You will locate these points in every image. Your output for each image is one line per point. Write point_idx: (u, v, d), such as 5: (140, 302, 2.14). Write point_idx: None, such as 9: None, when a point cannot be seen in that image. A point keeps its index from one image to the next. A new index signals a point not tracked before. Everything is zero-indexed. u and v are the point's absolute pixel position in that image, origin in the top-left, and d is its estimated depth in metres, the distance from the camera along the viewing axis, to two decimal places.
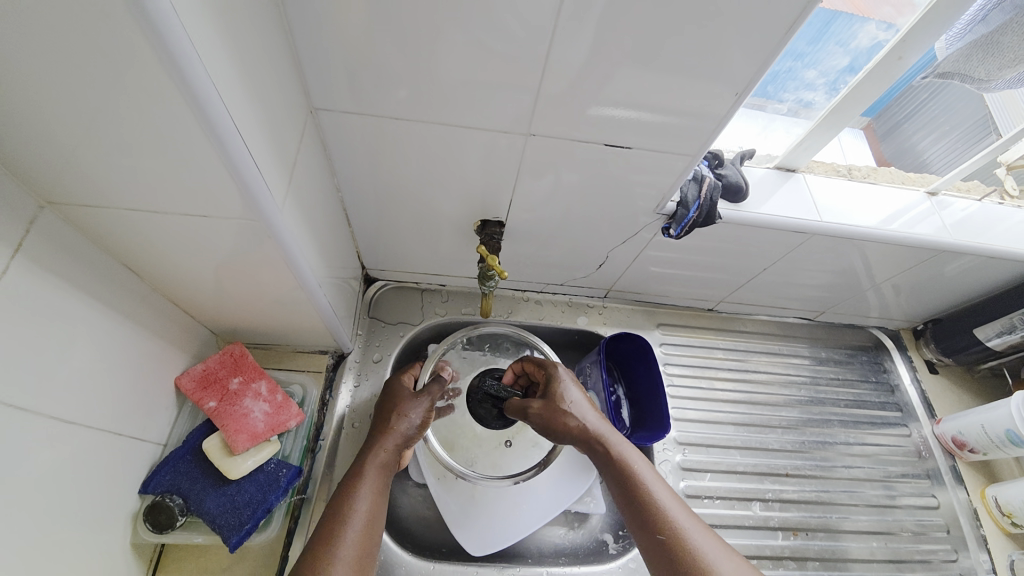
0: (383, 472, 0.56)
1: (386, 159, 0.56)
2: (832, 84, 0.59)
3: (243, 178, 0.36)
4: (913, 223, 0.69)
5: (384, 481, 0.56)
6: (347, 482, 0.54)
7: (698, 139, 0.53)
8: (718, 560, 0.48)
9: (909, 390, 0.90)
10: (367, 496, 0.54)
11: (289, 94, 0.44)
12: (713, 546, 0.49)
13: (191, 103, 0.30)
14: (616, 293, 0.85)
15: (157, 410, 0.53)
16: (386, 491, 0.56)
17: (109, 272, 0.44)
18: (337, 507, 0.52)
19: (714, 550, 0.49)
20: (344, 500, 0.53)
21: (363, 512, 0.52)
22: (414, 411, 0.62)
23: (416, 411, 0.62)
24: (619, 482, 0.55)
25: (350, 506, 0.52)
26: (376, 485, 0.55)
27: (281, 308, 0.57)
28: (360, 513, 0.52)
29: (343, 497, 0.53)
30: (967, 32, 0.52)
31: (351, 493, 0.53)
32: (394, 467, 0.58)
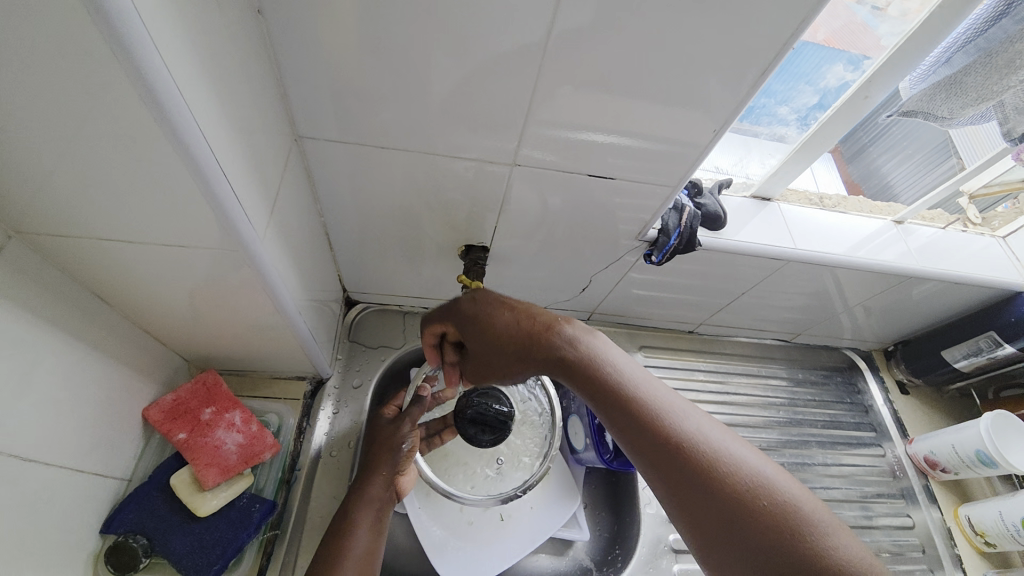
0: (378, 510, 0.56)
1: (371, 185, 0.55)
2: (802, 120, 0.62)
3: (222, 207, 0.35)
4: (879, 250, 0.72)
5: (379, 519, 0.55)
6: (340, 523, 0.54)
7: (679, 170, 0.54)
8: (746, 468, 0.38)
9: (882, 410, 0.92)
10: (364, 532, 0.54)
11: (273, 122, 0.44)
12: (746, 455, 0.39)
13: (172, 134, 0.29)
14: (599, 316, 0.85)
15: (122, 443, 0.50)
16: (382, 529, 0.55)
17: (76, 301, 0.42)
18: (332, 549, 0.52)
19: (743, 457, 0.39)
20: (338, 543, 0.52)
21: (358, 552, 0.52)
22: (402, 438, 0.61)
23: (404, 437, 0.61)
24: (610, 403, 0.43)
25: (345, 548, 0.52)
26: (372, 524, 0.54)
27: (258, 335, 0.55)
28: (355, 553, 0.52)
29: (338, 538, 0.53)
30: (931, 74, 0.56)
31: (346, 534, 0.53)
32: (390, 503, 0.58)
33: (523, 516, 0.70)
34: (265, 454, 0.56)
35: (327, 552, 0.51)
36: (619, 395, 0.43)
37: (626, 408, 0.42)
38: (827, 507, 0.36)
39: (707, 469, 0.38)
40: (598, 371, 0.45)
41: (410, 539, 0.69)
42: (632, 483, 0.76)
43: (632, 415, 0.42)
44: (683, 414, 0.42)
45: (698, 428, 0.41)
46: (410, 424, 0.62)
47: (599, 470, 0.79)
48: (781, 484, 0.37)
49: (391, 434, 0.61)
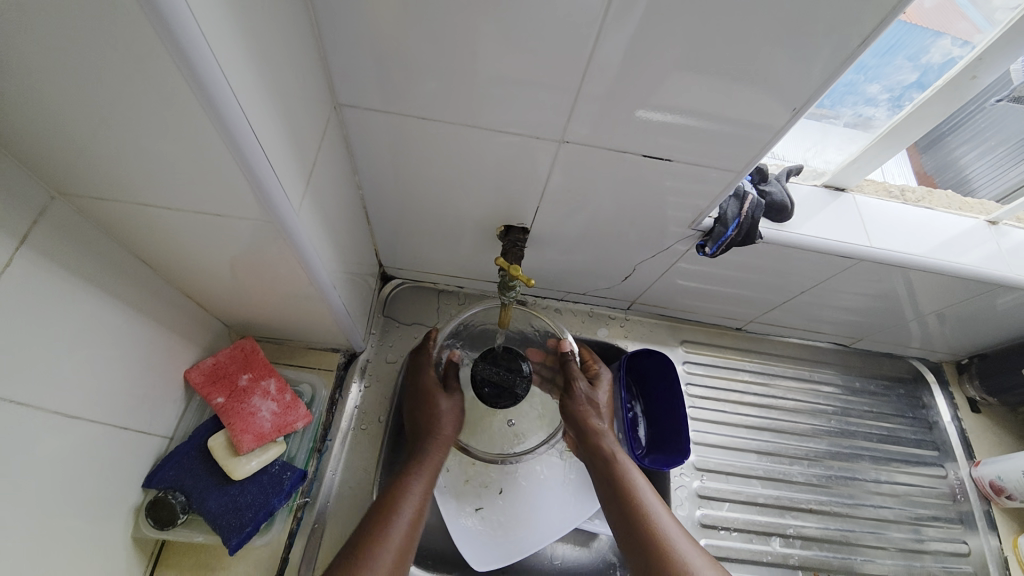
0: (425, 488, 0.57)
1: (409, 158, 0.53)
2: (895, 100, 0.55)
3: (256, 177, 0.34)
4: (967, 253, 0.64)
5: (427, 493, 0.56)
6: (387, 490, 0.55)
7: (745, 154, 0.49)
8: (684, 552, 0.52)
9: (947, 427, 0.84)
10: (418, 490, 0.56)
11: (312, 89, 0.42)
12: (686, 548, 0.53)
13: (202, 98, 0.28)
14: (640, 306, 0.81)
15: (164, 402, 0.52)
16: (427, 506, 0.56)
17: (118, 264, 0.43)
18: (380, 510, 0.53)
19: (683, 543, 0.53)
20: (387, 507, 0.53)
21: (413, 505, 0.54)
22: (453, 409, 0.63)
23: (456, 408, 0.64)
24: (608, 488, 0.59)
25: (391, 511, 0.53)
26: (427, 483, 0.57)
27: (295, 305, 0.55)
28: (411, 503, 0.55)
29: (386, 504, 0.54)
30: None
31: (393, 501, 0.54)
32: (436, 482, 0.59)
33: (547, 500, 0.69)
34: (297, 424, 0.57)
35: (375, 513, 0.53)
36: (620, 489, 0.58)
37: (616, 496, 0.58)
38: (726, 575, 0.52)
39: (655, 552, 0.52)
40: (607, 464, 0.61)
41: (434, 517, 0.69)
42: (663, 481, 0.73)
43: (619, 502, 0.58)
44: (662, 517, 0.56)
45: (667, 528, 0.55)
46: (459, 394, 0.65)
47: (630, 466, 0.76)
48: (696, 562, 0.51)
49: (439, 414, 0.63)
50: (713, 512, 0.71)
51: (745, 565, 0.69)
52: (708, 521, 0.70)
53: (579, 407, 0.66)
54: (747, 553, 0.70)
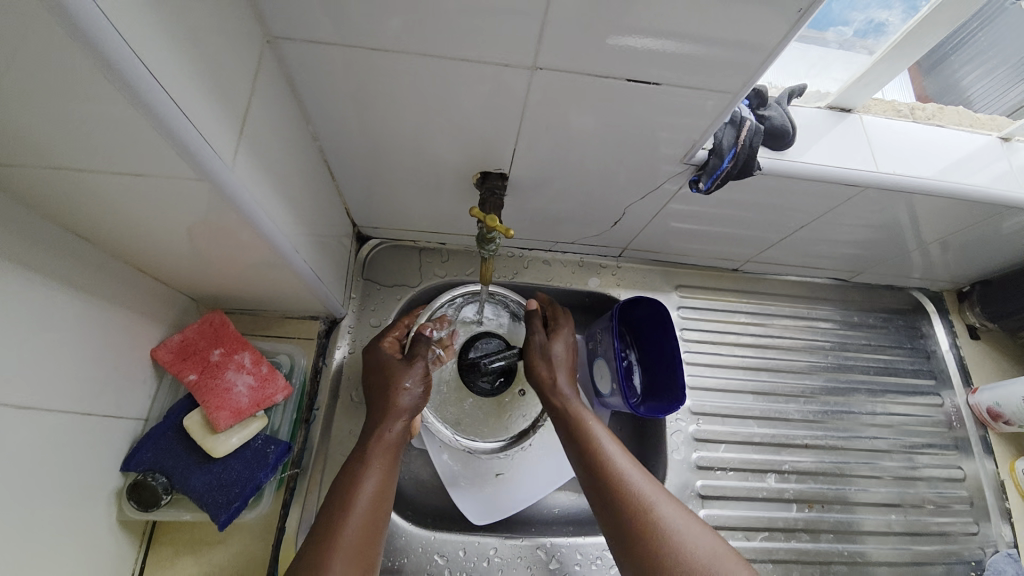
0: (394, 454, 0.54)
1: (366, 100, 0.47)
2: (911, 2, 0.49)
3: (170, 130, 0.29)
4: (978, 174, 0.60)
5: (394, 462, 0.53)
6: (351, 465, 0.52)
7: (743, 74, 0.43)
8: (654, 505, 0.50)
9: (945, 356, 0.84)
10: (375, 474, 0.51)
11: (233, 20, 0.35)
12: (656, 499, 0.50)
13: (70, 29, 0.22)
14: (632, 252, 0.78)
15: (132, 384, 0.50)
16: (396, 470, 0.53)
17: (50, 240, 0.39)
18: (344, 490, 0.50)
19: (653, 496, 0.51)
20: (348, 486, 0.50)
21: (370, 493, 0.49)
22: (413, 382, 0.57)
23: (415, 381, 0.57)
24: (574, 445, 0.56)
25: (356, 487, 0.50)
26: (382, 469, 0.52)
27: (258, 275, 0.52)
28: (367, 493, 0.50)
29: (348, 482, 0.50)
30: None
31: (358, 474, 0.51)
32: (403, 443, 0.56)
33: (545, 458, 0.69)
34: (277, 396, 0.55)
35: (337, 496, 0.49)
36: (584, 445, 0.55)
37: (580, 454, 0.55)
38: (700, 524, 0.49)
39: (622, 507, 0.50)
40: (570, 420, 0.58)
41: (431, 476, 0.69)
42: (659, 428, 0.73)
43: (580, 459, 0.55)
44: (629, 471, 0.53)
45: (634, 481, 0.52)
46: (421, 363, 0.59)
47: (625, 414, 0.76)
48: (665, 514, 0.49)
49: (407, 371, 0.58)
50: (710, 454, 0.71)
51: (742, 502, 0.70)
52: (705, 463, 0.71)
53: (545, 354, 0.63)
54: (744, 491, 0.71)
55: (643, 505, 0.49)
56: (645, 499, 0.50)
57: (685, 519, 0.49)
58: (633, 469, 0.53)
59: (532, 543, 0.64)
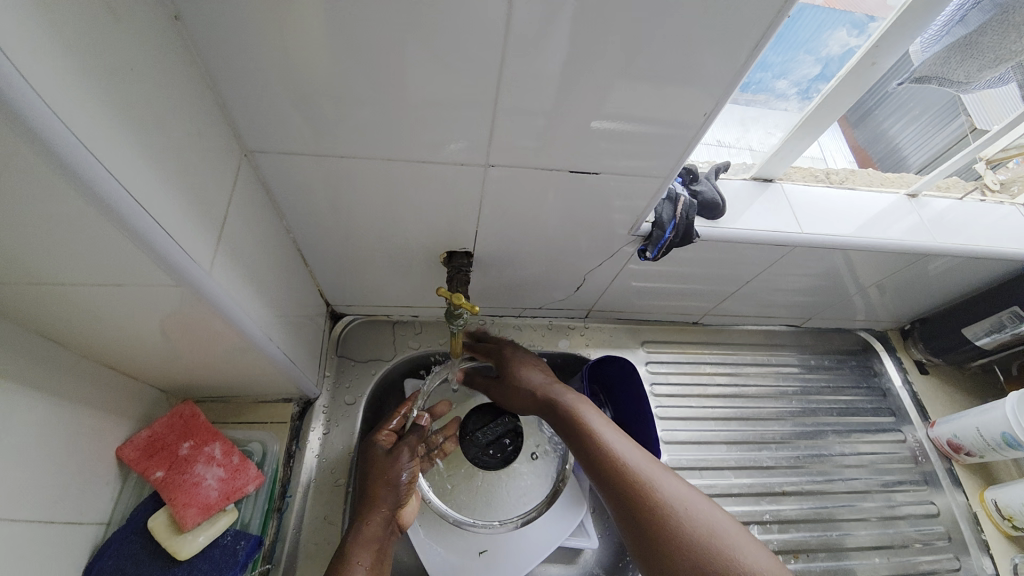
0: (377, 549, 0.53)
1: (337, 194, 0.52)
2: (804, 93, 0.57)
3: (152, 244, 0.32)
4: (892, 226, 0.67)
5: (377, 559, 0.53)
6: (339, 559, 0.51)
7: (670, 156, 0.50)
8: (666, 488, 0.50)
9: (901, 392, 0.88)
10: (357, 574, 0.50)
11: (213, 139, 0.40)
12: (668, 485, 0.51)
13: (64, 170, 0.25)
14: (597, 313, 0.82)
15: (95, 486, 0.48)
16: (381, 569, 0.53)
17: (22, 348, 0.39)
18: None
19: (665, 481, 0.51)
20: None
21: None
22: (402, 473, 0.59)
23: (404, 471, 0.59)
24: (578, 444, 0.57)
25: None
26: (366, 567, 0.51)
27: (230, 363, 0.53)
28: None
29: None
30: (945, 34, 0.53)
31: (342, 569, 0.50)
32: (388, 538, 0.55)
33: (524, 531, 0.67)
34: (247, 488, 0.54)
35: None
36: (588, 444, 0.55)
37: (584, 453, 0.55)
38: (712, 501, 0.50)
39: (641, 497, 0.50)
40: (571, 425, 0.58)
41: (412, 559, 0.66)
42: None
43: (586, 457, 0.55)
44: (635, 461, 0.53)
45: (643, 471, 0.52)
46: (409, 454, 0.61)
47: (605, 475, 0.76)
48: (677, 494, 0.50)
49: (389, 467, 0.58)
50: None
51: None
52: None
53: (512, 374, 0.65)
54: None
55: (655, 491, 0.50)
56: (661, 489, 0.50)
57: (690, 496, 0.50)
58: (642, 461, 0.53)
59: None
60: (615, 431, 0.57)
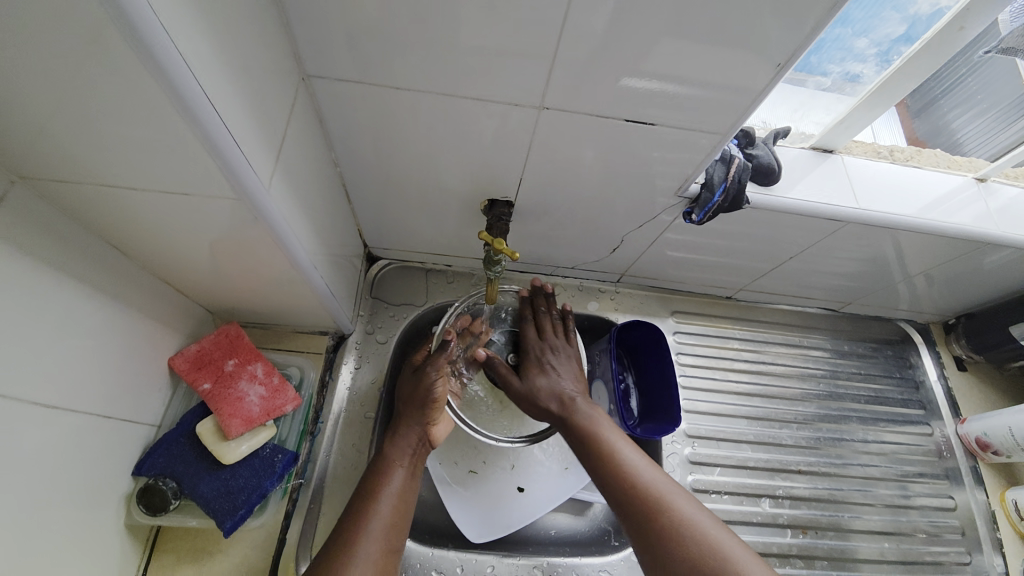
0: (412, 459, 0.57)
1: (386, 131, 0.52)
2: (883, 55, 0.54)
3: (222, 155, 0.33)
4: (955, 211, 0.63)
5: (413, 467, 0.56)
6: (377, 467, 0.55)
7: (731, 115, 0.47)
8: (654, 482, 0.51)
9: (934, 386, 0.86)
10: (395, 479, 0.54)
11: (275, 60, 0.40)
12: (654, 476, 0.52)
13: (153, 72, 0.26)
14: (630, 278, 0.81)
15: (150, 390, 0.52)
16: (416, 476, 0.56)
17: (90, 250, 0.42)
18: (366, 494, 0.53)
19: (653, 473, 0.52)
20: (376, 481, 0.54)
21: (390, 496, 0.53)
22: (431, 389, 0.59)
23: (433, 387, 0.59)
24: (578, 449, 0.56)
25: (379, 487, 0.53)
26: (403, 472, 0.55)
27: (276, 290, 0.55)
28: (387, 499, 0.53)
29: (370, 486, 0.53)
30: None
31: (381, 475, 0.54)
32: (421, 449, 0.58)
33: (540, 485, 0.69)
34: (286, 407, 0.57)
35: (366, 491, 0.53)
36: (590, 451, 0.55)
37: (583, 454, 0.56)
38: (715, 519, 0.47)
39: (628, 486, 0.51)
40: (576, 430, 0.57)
41: (430, 493, 0.69)
42: (656, 450, 0.74)
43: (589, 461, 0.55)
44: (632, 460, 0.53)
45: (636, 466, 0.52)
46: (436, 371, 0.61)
47: (622, 436, 0.77)
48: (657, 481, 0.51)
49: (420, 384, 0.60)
50: (705, 477, 0.72)
51: (735, 526, 0.71)
52: (699, 485, 0.72)
53: (541, 347, 0.66)
54: (738, 515, 0.71)
55: (644, 487, 0.50)
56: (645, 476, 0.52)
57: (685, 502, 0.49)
58: (636, 455, 0.54)
59: (530, 562, 0.64)
60: (638, 452, 0.55)
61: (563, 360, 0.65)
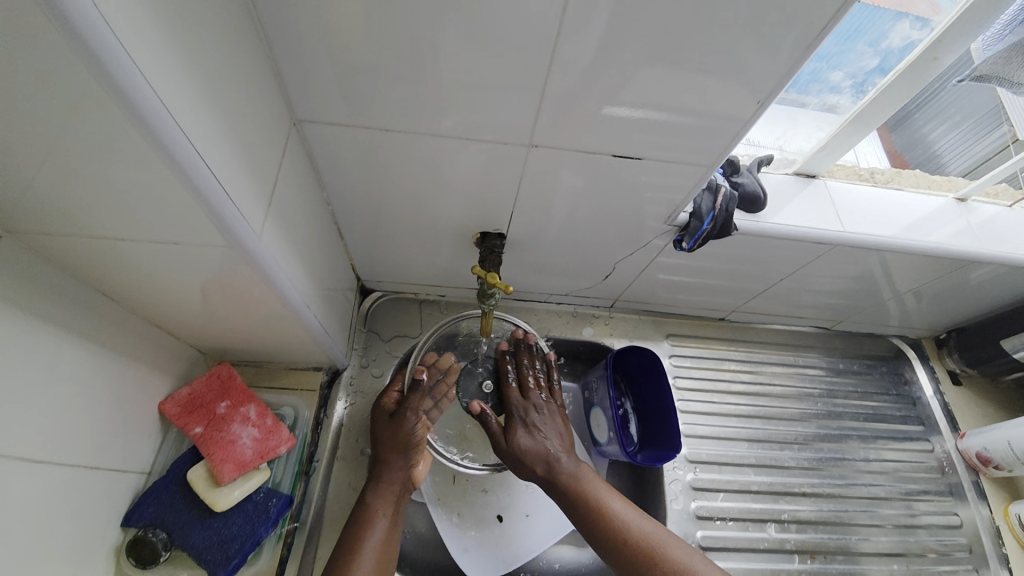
0: (394, 505, 0.56)
1: (378, 169, 0.52)
2: (858, 86, 0.56)
3: (212, 205, 0.33)
4: (939, 231, 0.65)
5: (395, 511, 0.56)
6: (358, 515, 0.54)
7: (715, 146, 0.49)
8: (632, 520, 0.54)
9: (931, 402, 0.86)
10: (379, 527, 0.53)
11: (267, 107, 0.40)
12: (631, 516, 0.54)
13: (146, 132, 0.27)
14: (623, 303, 0.81)
15: (139, 437, 0.51)
16: (398, 519, 0.56)
17: (80, 298, 0.41)
18: (346, 544, 0.52)
19: (629, 513, 0.54)
20: (359, 531, 0.53)
21: (375, 543, 0.52)
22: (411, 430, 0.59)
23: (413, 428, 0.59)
24: (562, 497, 0.56)
25: (363, 536, 0.52)
26: (386, 519, 0.54)
27: (268, 329, 0.54)
28: (370, 545, 0.52)
29: (353, 536, 0.52)
30: (1007, 34, 0.50)
31: (364, 524, 0.53)
32: (403, 493, 0.58)
33: (536, 521, 0.68)
34: (280, 448, 0.56)
35: (348, 541, 0.52)
36: (575, 499, 0.55)
37: (565, 500, 0.56)
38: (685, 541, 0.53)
39: (610, 532, 0.53)
40: (557, 474, 0.57)
41: (429, 530, 0.68)
42: (657, 477, 0.73)
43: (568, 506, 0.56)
44: (610, 501, 0.55)
45: (613, 506, 0.55)
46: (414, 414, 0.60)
47: (623, 464, 0.76)
48: (635, 521, 0.54)
49: (402, 428, 0.59)
50: (709, 504, 0.72)
51: (742, 554, 0.69)
52: (703, 513, 0.71)
53: (524, 408, 0.61)
54: (744, 542, 0.70)
55: (622, 527, 0.53)
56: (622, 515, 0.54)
57: (656, 529, 0.54)
58: (613, 497, 0.56)
59: None
60: (615, 494, 0.57)
61: (547, 418, 0.61)
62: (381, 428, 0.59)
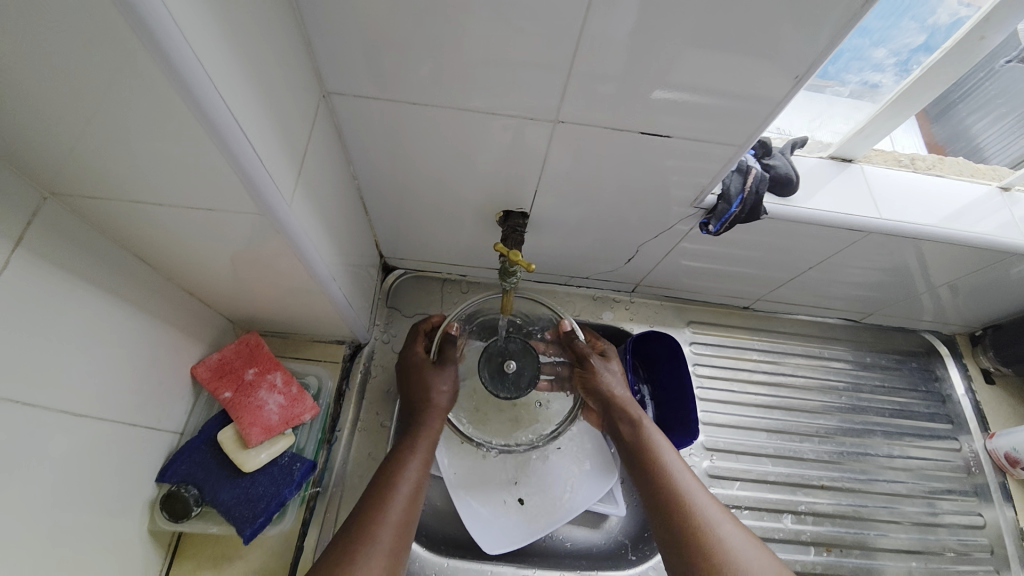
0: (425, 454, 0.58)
1: (403, 145, 0.52)
2: (902, 65, 0.53)
3: (247, 172, 0.33)
4: (981, 221, 0.62)
5: (426, 462, 0.57)
6: (390, 463, 0.56)
7: (748, 126, 0.47)
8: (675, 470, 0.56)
9: (961, 400, 0.83)
10: (410, 476, 0.55)
11: (298, 79, 0.41)
12: (678, 471, 0.56)
13: (187, 97, 0.27)
14: (645, 288, 0.80)
15: (173, 399, 0.53)
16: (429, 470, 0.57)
17: (119, 262, 0.43)
18: (380, 487, 0.53)
19: (676, 465, 0.57)
20: (389, 480, 0.54)
21: (410, 483, 0.54)
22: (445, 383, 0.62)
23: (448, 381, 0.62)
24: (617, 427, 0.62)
25: (397, 478, 0.54)
26: (419, 469, 0.56)
27: (294, 300, 0.55)
28: (407, 482, 0.54)
29: (386, 479, 0.54)
30: None
31: (399, 466, 0.55)
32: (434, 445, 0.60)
33: (549, 502, 0.68)
34: (304, 416, 0.58)
35: (380, 484, 0.53)
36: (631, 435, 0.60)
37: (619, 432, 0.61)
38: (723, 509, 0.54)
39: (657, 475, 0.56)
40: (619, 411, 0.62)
41: (444, 503, 0.70)
42: None
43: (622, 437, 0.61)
44: (662, 448, 0.58)
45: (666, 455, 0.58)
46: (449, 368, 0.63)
47: None
48: (679, 474, 0.56)
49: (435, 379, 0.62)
50: (724, 491, 0.71)
51: None
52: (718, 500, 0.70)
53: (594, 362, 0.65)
54: (758, 531, 0.70)
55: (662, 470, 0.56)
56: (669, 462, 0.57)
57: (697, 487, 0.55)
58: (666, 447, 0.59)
59: None
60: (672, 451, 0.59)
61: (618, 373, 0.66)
62: (415, 380, 0.63)
